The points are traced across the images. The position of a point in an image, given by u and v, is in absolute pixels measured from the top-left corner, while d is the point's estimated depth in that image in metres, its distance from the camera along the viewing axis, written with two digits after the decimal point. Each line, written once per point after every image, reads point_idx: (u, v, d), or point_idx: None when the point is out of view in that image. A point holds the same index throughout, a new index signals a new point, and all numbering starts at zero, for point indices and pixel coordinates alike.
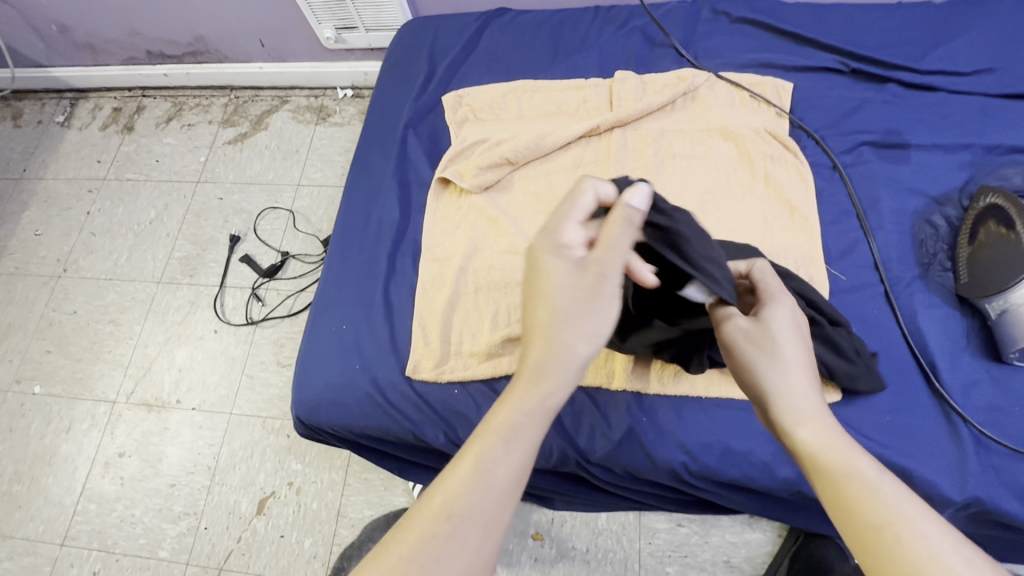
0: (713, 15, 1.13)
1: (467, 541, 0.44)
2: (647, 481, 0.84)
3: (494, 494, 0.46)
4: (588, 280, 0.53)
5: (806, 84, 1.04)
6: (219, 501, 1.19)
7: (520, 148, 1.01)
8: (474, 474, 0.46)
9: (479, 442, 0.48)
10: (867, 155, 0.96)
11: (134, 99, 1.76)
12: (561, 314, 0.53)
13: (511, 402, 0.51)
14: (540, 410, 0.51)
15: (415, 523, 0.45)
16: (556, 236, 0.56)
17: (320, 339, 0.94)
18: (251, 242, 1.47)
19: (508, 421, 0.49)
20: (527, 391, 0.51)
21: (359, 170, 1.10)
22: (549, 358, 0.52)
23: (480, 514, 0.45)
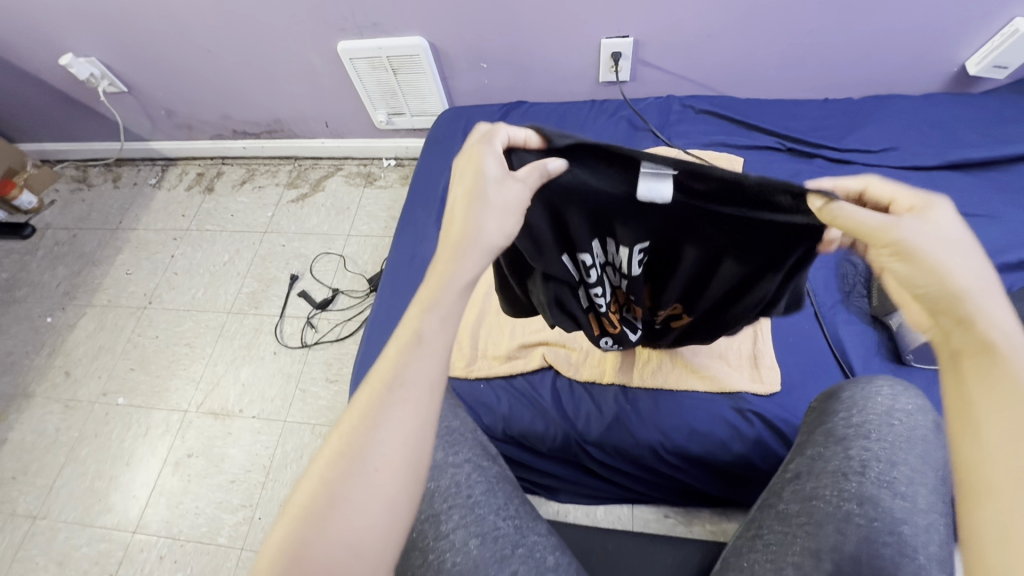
0: (683, 108, 1.47)
1: (412, 400, 0.53)
2: (633, 463, 1.05)
3: (429, 361, 0.54)
4: (510, 189, 0.57)
5: (754, 159, 1.35)
6: (272, 494, 1.39)
7: None
8: (411, 349, 0.54)
9: (413, 322, 0.56)
10: None
11: (215, 166, 2.13)
12: (480, 207, 0.57)
13: (431, 288, 0.57)
14: (457, 280, 0.57)
15: (362, 398, 0.52)
16: (486, 152, 0.59)
17: (374, 346, 1.19)
18: (307, 280, 1.76)
19: (432, 301, 0.56)
20: (448, 262, 0.57)
21: (408, 220, 1.41)
22: (463, 240, 0.56)
23: (422, 378, 0.54)
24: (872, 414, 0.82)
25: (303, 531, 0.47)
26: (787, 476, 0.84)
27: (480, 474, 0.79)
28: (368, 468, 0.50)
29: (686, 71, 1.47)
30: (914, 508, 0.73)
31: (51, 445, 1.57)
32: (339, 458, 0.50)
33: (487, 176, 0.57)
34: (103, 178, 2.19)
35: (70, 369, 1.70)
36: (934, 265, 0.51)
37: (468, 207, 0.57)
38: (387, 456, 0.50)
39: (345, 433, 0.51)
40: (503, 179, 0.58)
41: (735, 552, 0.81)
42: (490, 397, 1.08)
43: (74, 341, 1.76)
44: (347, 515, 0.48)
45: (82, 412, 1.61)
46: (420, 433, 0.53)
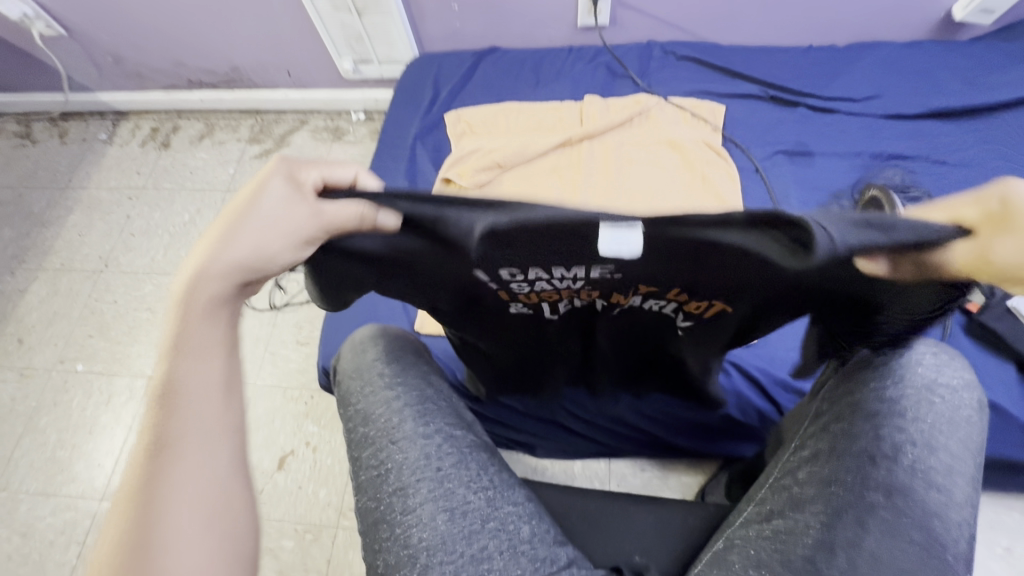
0: (664, 55, 1.39)
1: (189, 456, 0.49)
2: (610, 415, 1.06)
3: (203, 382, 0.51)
4: (290, 220, 0.49)
5: (736, 107, 1.28)
6: None
7: (507, 155, 1.25)
8: (180, 375, 0.50)
9: (165, 373, 0.51)
10: (781, 161, 1.19)
11: (171, 120, 1.99)
12: (236, 240, 0.49)
13: (177, 320, 0.51)
14: (210, 309, 0.51)
15: (129, 481, 0.48)
16: (293, 167, 0.51)
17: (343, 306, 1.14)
18: None
19: (181, 338, 0.51)
20: (193, 297, 0.50)
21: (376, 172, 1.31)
22: (208, 271, 0.50)
23: (196, 429, 0.50)
24: (911, 387, 0.65)
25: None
26: (805, 454, 0.68)
27: (453, 445, 0.68)
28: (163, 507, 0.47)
29: (669, 14, 1.38)
30: (951, 502, 0.60)
31: (8, 414, 1.50)
32: (130, 513, 0.47)
33: (263, 205, 0.49)
34: (48, 134, 2.03)
35: (25, 336, 1.62)
36: None
37: (222, 242, 0.49)
38: (184, 501, 0.48)
39: (130, 489, 0.48)
40: (292, 205, 0.49)
41: (740, 532, 0.65)
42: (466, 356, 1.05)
43: (27, 307, 1.67)
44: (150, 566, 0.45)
45: (39, 380, 1.54)
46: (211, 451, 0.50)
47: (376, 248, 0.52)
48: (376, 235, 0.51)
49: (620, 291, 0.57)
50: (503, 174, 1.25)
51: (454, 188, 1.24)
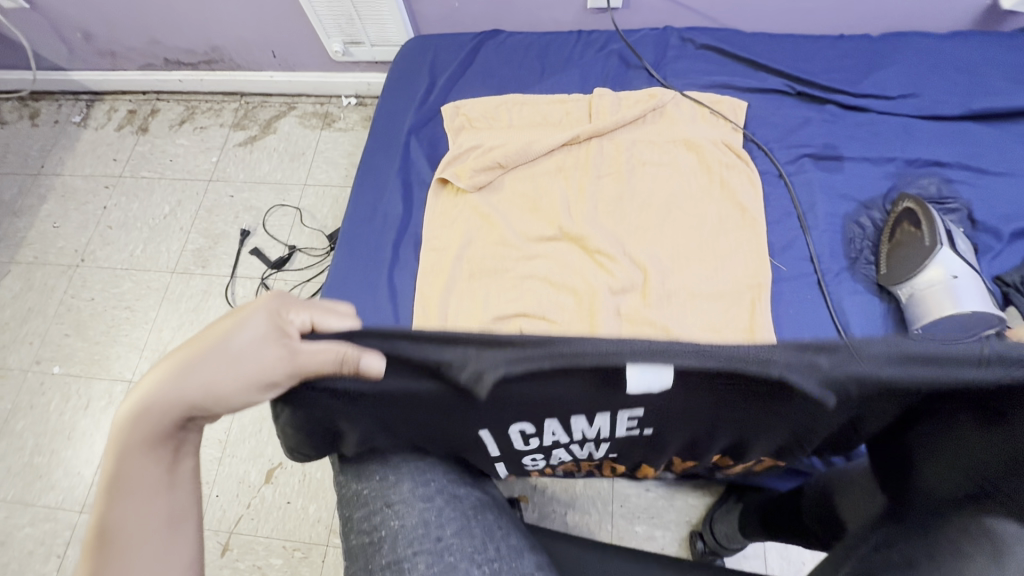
0: (681, 42, 1.28)
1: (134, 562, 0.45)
2: None
3: (145, 513, 0.46)
4: (253, 364, 0.46)
5: (758, 104, 1.18)
6: (230, 471, 1.30)
7: (510, 154, 1.14)
8: (126, 498, 0.45)
9: (112, 468, 0.46)
10: (807, 166, 1.10)
11: (149, 102, 1.86)
12: (203, 364, 0.46)
13: (128, 420, 0.46)
14: (163, 411, 0.46)
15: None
16: (279, 309, 0.49)
17: None
18: (260, 236, 1.58)
19: (133, 435, 0.46)
20: (147, 400, 0.46)
21: (366, 169, 1.20)
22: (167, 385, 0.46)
23: (145, 527, 0.46)
24: None
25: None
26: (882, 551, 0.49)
27: (454, 509, 0.61)
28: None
29: None
30: None
31: None
32: None
33: (232, 343, 0.47)
34: (17, 115, 1.90)
35: None
36: None
37: (176, 374, 0.46)
38: None
39: None
40: (261, 346, 0.47)
41: None
42: None
43: None
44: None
45: (13, 383, 1.46)
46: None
47: (359, 392, 0.48)
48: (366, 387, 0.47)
49: (636, 440, 0.58)
50: (505, 174, 1.15)
51: (452, 189, 1.15)
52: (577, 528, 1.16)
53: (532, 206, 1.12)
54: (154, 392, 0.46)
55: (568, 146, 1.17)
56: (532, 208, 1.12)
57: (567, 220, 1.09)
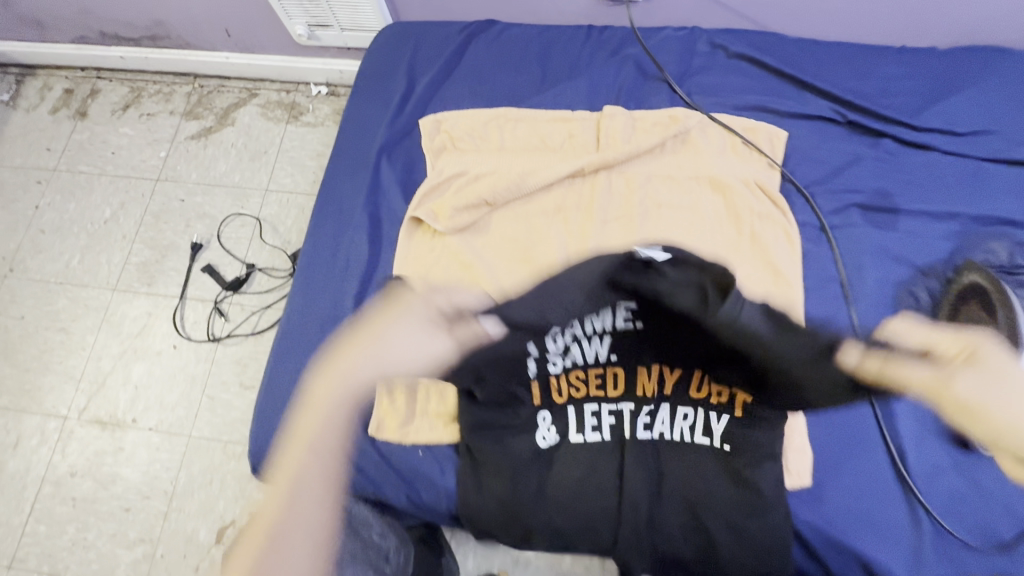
0: (711, 48, 1.06)
1: (304, 512, 0.54)
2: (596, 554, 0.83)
3: (322, 455, 0.56)
4: (425, 343, 0.58)
5: (800, 134, 0.98)
6: (177, 527, 1.16)
7: (499, 190, 0.95)
8: (319, 425, 0.58)
9: (319, 416, 0.59)
10: (856, 218, 0.91)
11: (89, 80, 1.61)
12: (381, 340, 0.57)
13: (329, 386, 0.59)
14: (347, 390, 0.58)
15: (264, 512, 0.54)
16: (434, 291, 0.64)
17: (281, 385, 0.90)
18: (213, 250, 1.38)
19: (330, 401, 0.58)
20: (344, 367, 0.58)
21: (326, 198, 1.02)
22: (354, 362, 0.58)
23: (312, 487, 0.55)
24: None
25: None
26: None
27: None
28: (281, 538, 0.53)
29: None
30: None
31: None
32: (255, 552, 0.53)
33: (399, 328, 0.58)
34: None
35: None
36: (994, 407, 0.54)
37: (367, 355, 0.57)
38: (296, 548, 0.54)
39: (264, 521, 0.54)
40: (427, 332, 0.58)
41: None
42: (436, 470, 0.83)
43: None
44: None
45: None
46: (310, 536, 0.55)
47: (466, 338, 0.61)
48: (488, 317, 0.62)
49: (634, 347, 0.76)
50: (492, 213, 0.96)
51: (428, 229, 0.96)
52: None
53: (522, 254, 0.94)
54: (349, 365, 0.58)
55: (569, 180, 0.98)
56: (523, 257, 0.94)
57: None
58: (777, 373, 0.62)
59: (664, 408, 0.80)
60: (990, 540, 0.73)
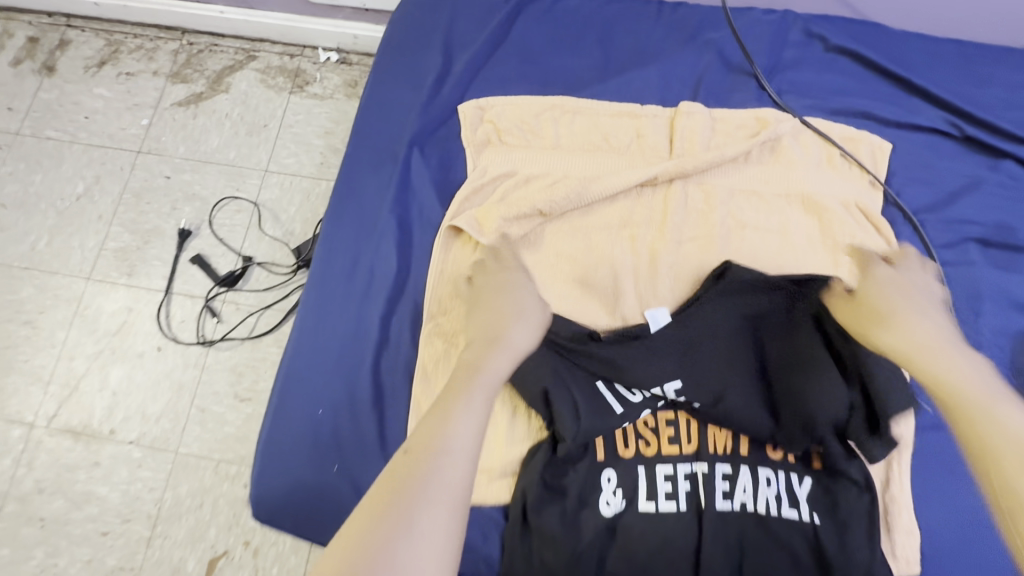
0: (805, 38, 0.90)
1: (476, 401, 0.56)
2: None
3: (490, 384, 0.58)
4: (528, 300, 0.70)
5: (908, 148, 0.84)
6: (161, 556, 1.03)
7: (556, 199, 0.80)
8: (486, 361, 0.61)
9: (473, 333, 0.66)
10: (973, 255, 0.78)
11: (57, 28, 1.38)
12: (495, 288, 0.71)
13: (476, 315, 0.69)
14: (499, 319, 0.66)
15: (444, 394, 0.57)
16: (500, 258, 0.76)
17: (290, 421, 0.76)
18: (204, 239, 1.21)
19: (488, 320, 0.67)
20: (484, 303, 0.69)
21: (347, 195, 0.87)
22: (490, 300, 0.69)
23: (483, 383, 0.58)
24: None
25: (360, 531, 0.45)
26: None
27: None
28: (433, 488, 0.48)
29: None
30: None
31: None
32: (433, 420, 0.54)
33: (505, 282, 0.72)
34: None
35: None
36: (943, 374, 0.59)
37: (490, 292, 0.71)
38: (467, 423, 0.54)
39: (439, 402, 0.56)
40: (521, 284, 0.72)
41: None
42: (475, 535, 0.70)
43: None
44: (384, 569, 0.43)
45: None
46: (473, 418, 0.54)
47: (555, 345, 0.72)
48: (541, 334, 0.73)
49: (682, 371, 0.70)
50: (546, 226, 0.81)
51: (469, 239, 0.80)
52: None
53: (580, 278, 0.79)
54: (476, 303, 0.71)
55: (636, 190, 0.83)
56: (581, 280, 0.80)
57: (628, 309, 0.77)
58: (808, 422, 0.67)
59: (746, 470, 0.69)
60: None
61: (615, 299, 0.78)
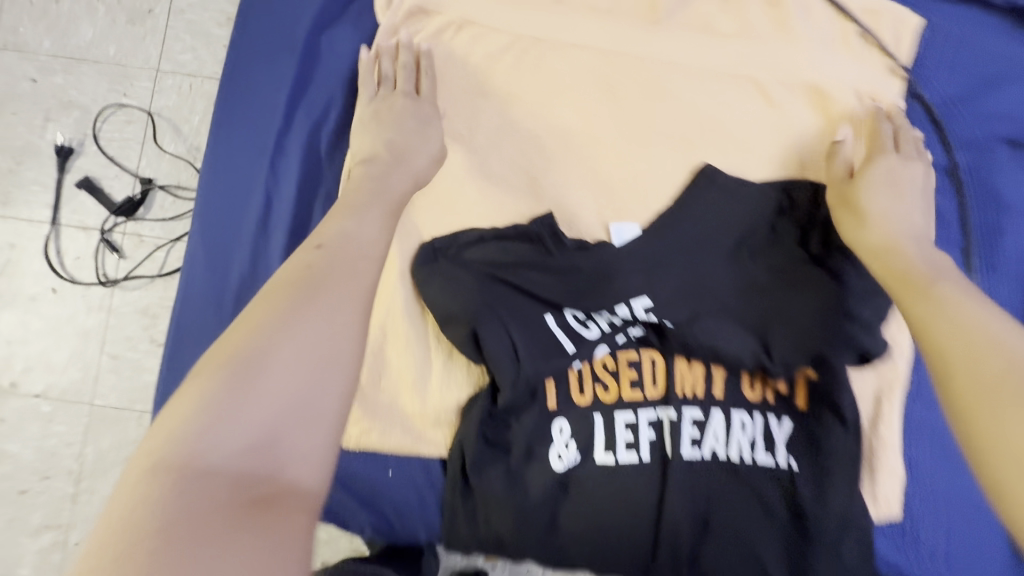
0: None
1: (308, 313, 0.41)
2: None
3: (341, 272, 0.44)
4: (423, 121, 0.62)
5: (939, 22, 0.67)
6: (90, 512, 0.95)
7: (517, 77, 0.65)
8: (351, 225, 0.49)
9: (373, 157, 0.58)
10: (1001, 157, 0.65)
11: None
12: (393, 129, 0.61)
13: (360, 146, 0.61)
14: (403, 166, 0.58)
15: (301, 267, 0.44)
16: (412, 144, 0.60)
17: (190, 378, 0.64)
18: (91, 158, 1.00)
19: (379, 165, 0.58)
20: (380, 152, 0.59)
21: (241, 92, 0.68)
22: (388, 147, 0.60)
23: (336, 274, 0.44)
24: None
25: (182, 410, 0.35)
26: None
27: None
28: (255, 375, 0.37)
29: None
30: None
31: None
32: (275, 307, 0.40)
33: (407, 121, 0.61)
34: None
35: None
36: (921, 279, 0.51)
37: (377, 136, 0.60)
38: (303, 323, 0.40)
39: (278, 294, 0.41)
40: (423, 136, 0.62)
41: None
42: (411, 498, 0.61)
43: None
44: (196, 452, 0.33)
45: None
46: (304, 323, 0.40)
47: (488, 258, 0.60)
48: (474, 248, 0.60)
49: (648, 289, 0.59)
50: (484, 109, 0.65)
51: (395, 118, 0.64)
52: None
53: None
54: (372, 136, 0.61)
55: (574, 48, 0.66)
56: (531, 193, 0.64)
57: None
58: (807, 339, 0.57)
59: (719, 414, 0.59)
60: None
61: (574, 217, 0.63)
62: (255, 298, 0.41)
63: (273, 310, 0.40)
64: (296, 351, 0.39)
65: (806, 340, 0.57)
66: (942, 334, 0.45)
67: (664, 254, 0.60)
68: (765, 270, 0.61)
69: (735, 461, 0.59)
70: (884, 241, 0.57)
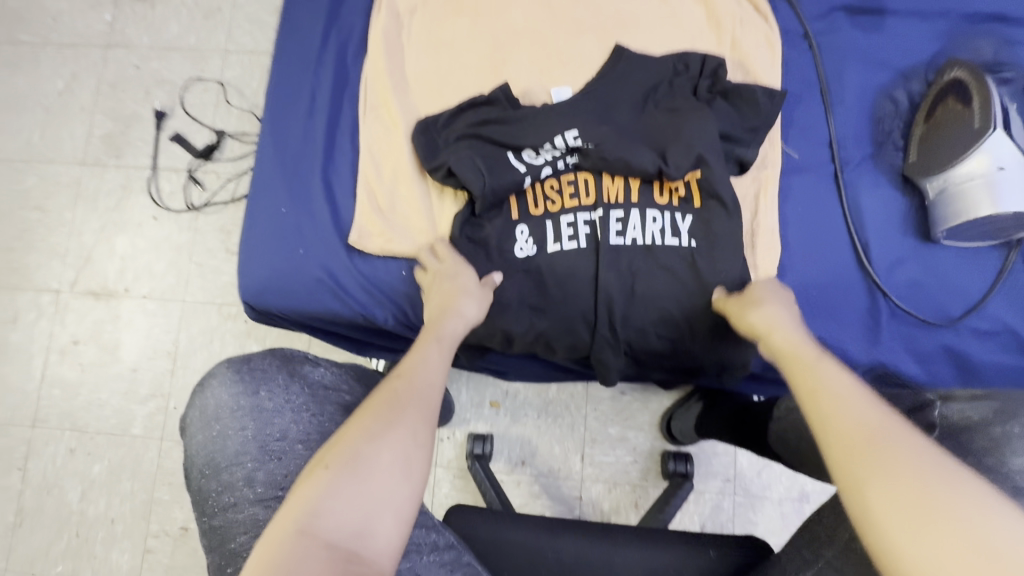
0: None
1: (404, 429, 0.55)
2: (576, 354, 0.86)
3: (414, 415, 0.57)
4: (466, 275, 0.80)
5: None
6: (185, 383, 1.23)
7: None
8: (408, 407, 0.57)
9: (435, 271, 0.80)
10: (841, 23, 0.87)
11: None
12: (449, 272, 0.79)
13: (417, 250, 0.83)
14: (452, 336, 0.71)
15: (376, 396, 0.57)
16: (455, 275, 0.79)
17: (261, 220, 0.89)
18: (179, 118, 1.32)
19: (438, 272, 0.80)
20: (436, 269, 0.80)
21: (288, 29, 0.96)
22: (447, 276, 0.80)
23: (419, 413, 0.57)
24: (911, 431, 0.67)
25: (310, 491, 0.48)
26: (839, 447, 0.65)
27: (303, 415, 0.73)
28: (363, 448, 0.52)
29: None
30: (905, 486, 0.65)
31: None
32: (371, 423, 0.54)
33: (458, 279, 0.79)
34: None
35: None
36: (828, 387, 0.53)
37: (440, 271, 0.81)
38: (400, 437, 0.54)
39: (368, 416, 0.55)
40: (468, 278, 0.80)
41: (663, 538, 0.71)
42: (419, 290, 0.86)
43: None
44: (315, 527, 0.46)
45: None
46: (392, 438, 0.53)
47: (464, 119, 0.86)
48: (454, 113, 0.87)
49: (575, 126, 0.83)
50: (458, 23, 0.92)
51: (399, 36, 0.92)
52: (552, 428, 1.17)
53: None
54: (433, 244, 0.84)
55: None
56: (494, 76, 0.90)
57: None
58: (692, 146, 0.79)
59: (635, 212, 0.81)
60: (946, 318, 0.79)
61: (525, 89, 0.88)
62: (357, 413, 0.55)
63: (377, 417, 0.55)
64: (382, 458, 0.52)
65: (690, 146, 0.79)
66: (867, 453, 0.46)
67: (587, 105, 0.85)
68: (664, 109, 0.84)
69: (651, 244, 0.80)
70: (858, 402, 0.51)
